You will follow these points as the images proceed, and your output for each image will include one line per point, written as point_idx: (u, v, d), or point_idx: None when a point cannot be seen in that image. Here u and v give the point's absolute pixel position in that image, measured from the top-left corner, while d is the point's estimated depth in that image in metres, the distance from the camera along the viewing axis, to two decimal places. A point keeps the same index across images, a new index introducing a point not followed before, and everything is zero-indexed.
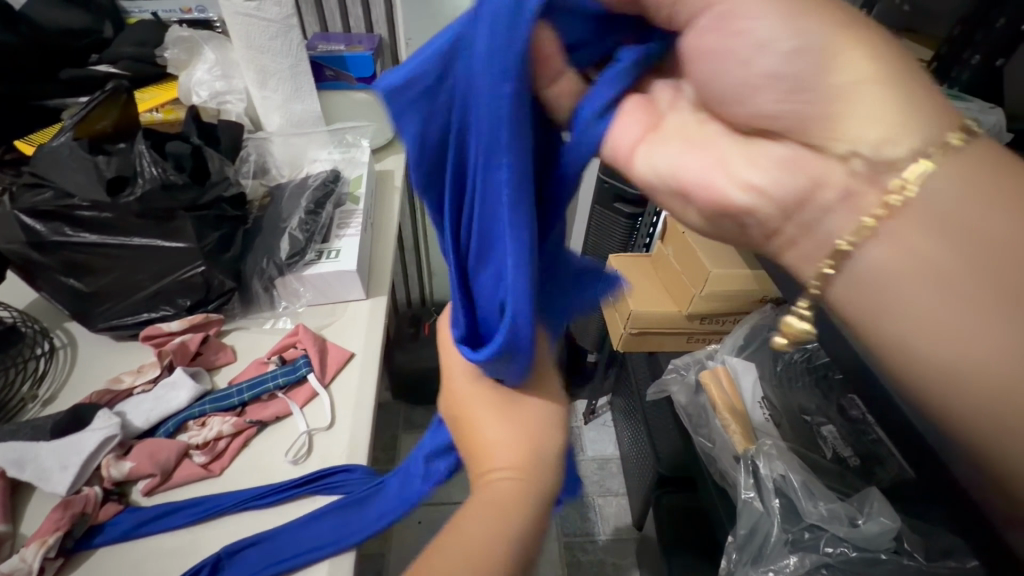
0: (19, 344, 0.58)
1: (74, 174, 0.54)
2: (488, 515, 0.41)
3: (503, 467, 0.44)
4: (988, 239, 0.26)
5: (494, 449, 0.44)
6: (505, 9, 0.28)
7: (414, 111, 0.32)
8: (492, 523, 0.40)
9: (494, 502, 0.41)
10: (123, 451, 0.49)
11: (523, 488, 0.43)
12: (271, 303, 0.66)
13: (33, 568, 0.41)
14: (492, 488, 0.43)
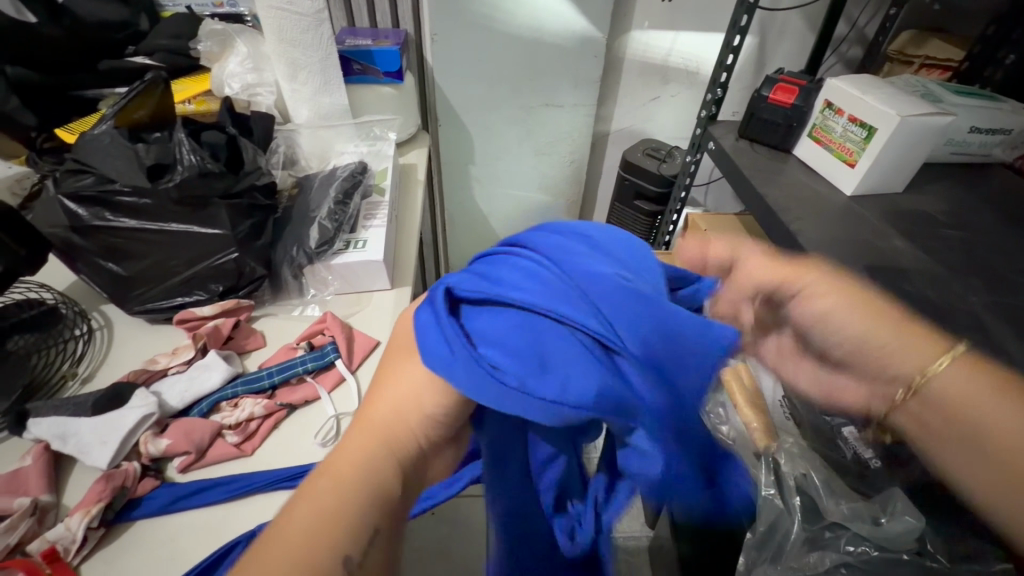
0: (60, 324, 0.60)
1: (115, 161, 0.55)
2: (335, 484, 0.34)
3: (378, 423, 0.37)
4: (1002, 441, 0.33)
5: (386, 412, 0.37)
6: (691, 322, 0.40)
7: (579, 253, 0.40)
8: (327, 492, 0.34)
9: (350, 467, 0.35)
10: (159, 429, 0.51)
11: (388, 445, 0.37)
12: (299, 290, 0.68)
13: (77, 536, 0.43)
14: (355, 441, 0.36)
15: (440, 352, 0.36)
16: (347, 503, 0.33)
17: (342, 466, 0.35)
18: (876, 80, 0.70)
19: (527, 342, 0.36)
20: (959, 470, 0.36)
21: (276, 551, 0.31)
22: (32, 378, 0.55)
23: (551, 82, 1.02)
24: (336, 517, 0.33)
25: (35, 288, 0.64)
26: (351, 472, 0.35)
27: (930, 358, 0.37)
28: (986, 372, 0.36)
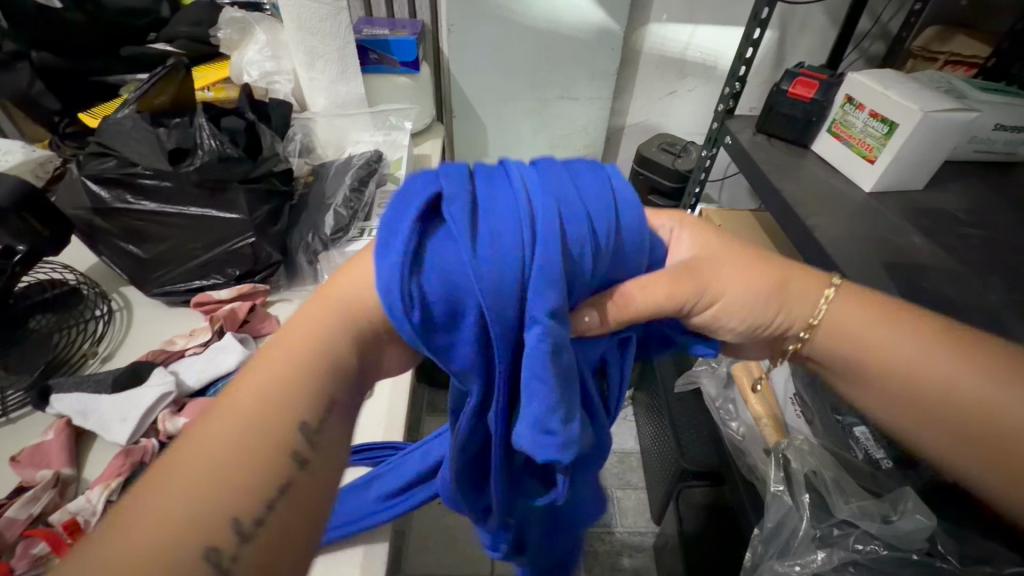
0: (81, 304, 0.61)
1: (137, 144, 0.56)
2: (286, 355, 0.31)
3: (339, 301, 0.33)
4: (919, 377, 0.37)
5: (349, 289, 0.34)
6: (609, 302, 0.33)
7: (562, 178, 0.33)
8: (278, 363, 0.31)
9: (303, 340, 0.32)
10: (177, 408, 0.52)
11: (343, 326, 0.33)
12: (314, 276, 0.68)
13: (97, 508, 0.44)
14: (308, 316, 0.33)
15: (391, 244, 0.30)
16: (301, 374, 0.31)
17: (263, 372, 0.31)
18: (898, 75, 0.69)
19: (456, 284, 0.30)
20: (874, 407, 0.40)
21: (227, 418, 0.29)
22: (54, 356, 0.56)
23: (567, 75, 1.02)
24: (289, 388, 0.30)
25: (57, 268, 0.66)
26: (298, 355, 0.32)
27: (818, 293, 0.40)
28: (878, 304, 0.40)
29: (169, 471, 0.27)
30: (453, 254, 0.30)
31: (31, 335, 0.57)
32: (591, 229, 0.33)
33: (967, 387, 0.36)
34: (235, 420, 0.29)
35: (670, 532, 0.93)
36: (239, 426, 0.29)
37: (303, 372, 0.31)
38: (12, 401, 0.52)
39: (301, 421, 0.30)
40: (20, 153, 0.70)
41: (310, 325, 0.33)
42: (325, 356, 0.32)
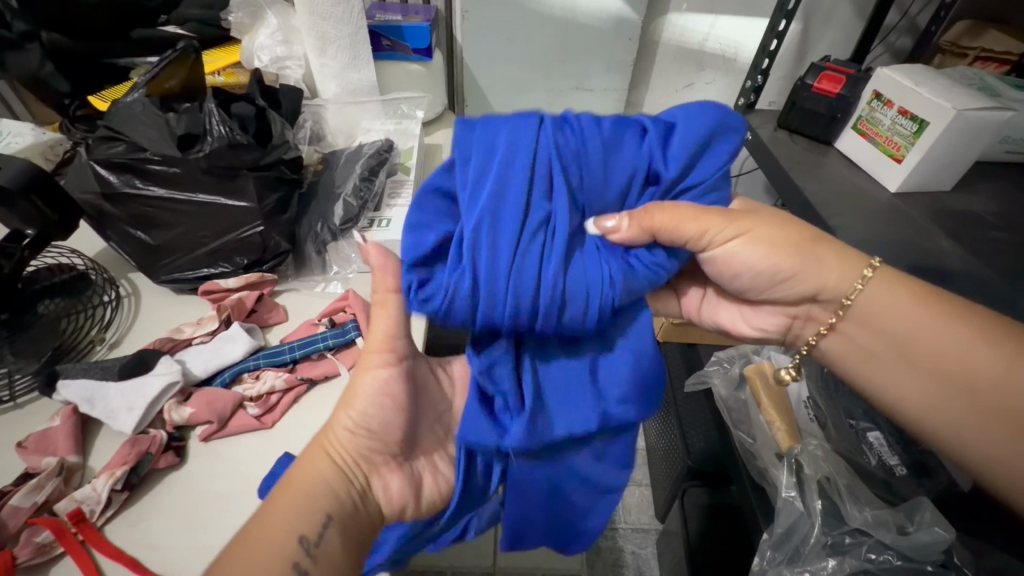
0: (90, 289, 0.61)
1: (145, 128, 0.55)
2: (294, 494, 0.38)
3: (332, 447, 0.41)
4: (944, 367, 0.40)
5: (335, 439, 0.41)
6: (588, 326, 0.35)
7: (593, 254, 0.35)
8: (287, 500, 0.38)
9: (306, 480, 0.39)
10: (183, 398, 0.52)
11: (333, 468, 0.40)
12: (322, 267, 0.67)
13: (102, 498, 0.43)
14: (314, 457, 0.40)
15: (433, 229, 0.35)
16: (306, 507, 0.38)
17: (281, 498, 0.38)
18: (929, 71, 0.67)
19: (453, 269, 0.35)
20: (895, 386, 0.43)
21: (247, 550, 0.35)
22: (62, 342, 0.56)
23: (583, 64, 0.99)
24: (296, 516, 0.37)
25: (66, 253, 0.65)
26: (303, 484, 0.39)
27: (856, 274, 0.43)
28: (912, 289, 0.43)
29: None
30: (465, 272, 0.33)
31: (41, 319, 0.57)
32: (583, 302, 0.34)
33: (981, 359, 0.39)
34: (254, 542, 0.35)
35: (673, 529, 0.92)
36: (254, 545, 0.35)
37: (306, 496, 0.38)
38: (20, 386, 0.52)
39: (305, 524, 0.37)
40: (29, 136, 0.70)
41: (317, 460, 0.40)
42: (321, 486, 0.39)
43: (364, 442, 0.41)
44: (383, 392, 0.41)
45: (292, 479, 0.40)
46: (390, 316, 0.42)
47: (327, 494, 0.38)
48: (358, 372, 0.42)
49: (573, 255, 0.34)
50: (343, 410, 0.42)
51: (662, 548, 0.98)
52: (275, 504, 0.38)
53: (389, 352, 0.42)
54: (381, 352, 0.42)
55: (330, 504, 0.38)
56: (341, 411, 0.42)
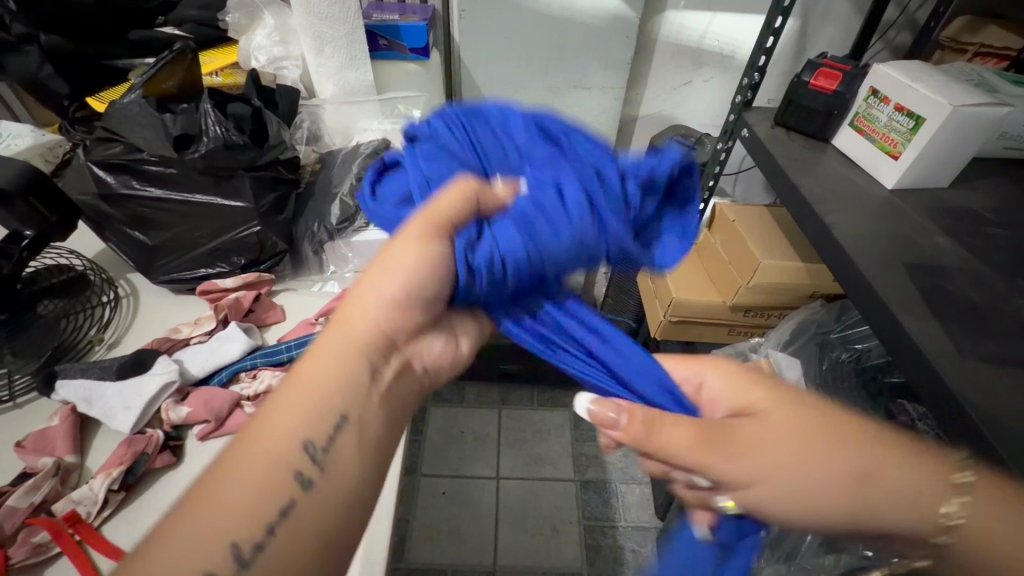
0: (89, 290, 0.61)
1: (142, 129, 0.56)
2: (316, 374, 0.36)
3: (356, 328, 0.38)
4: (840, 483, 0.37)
5: (361, 308, 0.38)
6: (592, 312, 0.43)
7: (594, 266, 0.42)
8: (291, 389, 0.35)
9: (326, 363, 0.36)
10: (181, 397, 0.52)
11: (352, 346, 0.37)
12: (319, 266, 0.68)
13: (98, 498, 0.44)
14: (333, 336, 0.37)
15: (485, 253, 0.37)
16: (326, 384, 0.36)
17: (301, 376, 0.36)
18: (926, 67, 0.67)
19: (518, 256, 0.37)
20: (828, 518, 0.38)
21: (261, 441, 0.33)
22: (61, 342, 0.56)
23: (580, 63, 0.99)
24: (305, 412, 0.34)
25: (65, 254, 0.66)
26: (324, 368, 0.36)
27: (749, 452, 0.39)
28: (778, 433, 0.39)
29: (213, 476, 0.32)
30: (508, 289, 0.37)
31: (40, 320, 0.57)
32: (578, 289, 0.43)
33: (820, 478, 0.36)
34: (266, 437, 0.33)
35: (673, 527, 0.92)
36: (265, 446, 0.33)
37: (327, 384, 0.35)
38: (19, 385, 0.53)
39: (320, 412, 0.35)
40: (29, 137, 0.70)
41: (347, 339, 0.37)
42: (345, 373, 0.36)
43: (391, 314, 0.38)
44: (412, 255, 0.37)
45: (310, 357, 0.37)
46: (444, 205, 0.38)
47: (351, 380, 0.36)
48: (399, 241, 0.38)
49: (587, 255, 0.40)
50: (382, 280, 0.38)
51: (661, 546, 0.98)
52: (294, 389, 0.35)
53: (437, 229, 0.37)
54: (427, 224, 0.38)
55: (353, 378, 0.36)
56: (380, 280, 0.38)
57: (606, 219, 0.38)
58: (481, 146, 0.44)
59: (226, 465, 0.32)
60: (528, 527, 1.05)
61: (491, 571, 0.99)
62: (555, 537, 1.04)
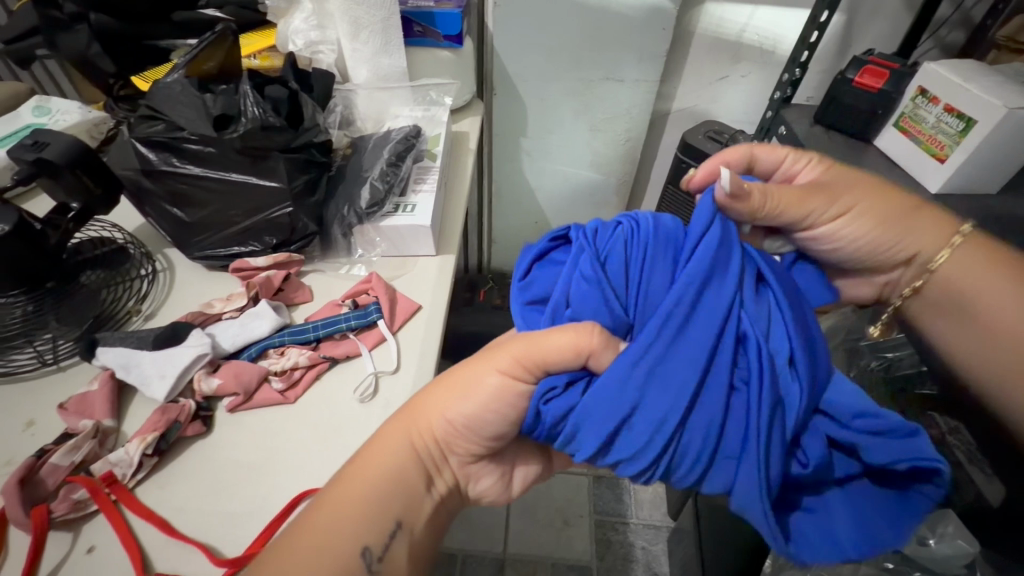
0: (129, 263, 0.64)
1: (184, 108, 0.57)
2: (375, 470, 0.41)
3: (418, 430, 0.43)
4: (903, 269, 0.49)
5: (429, 413, 0.43)
6: (769, 426, 0.35)
7: (742, 417, 0.36)
8: (358, 481, 0.40)
9: (384, 461, 0.41)
10: (212, 368, 0.54)
11: (417, 457, 0.43)
12: (347, 249, 0.69)
13: (133, 461, 0.45)
14: (410, 436, 0.43)
15: (561, 395, 0.38)
16: (384, 484, 0.41)
17: (363, 469, 0.41)
18: (981, 67, 0.64)
19: (600, 408, 0.36)
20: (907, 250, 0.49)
21: (326, 521, 0.39)
22: (102, 311, 0.58)
23: (615, 54, 0.98)
24: (369, 512, 0.40)
25: (107, 227, 0.68)
26: (384, 465, 0.41)
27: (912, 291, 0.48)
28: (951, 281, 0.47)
29: (287, 542, 0.38)
30: (603, 419, 0.36)
31: (83, 288, 0.60)
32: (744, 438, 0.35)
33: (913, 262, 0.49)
34: (333, 525, 0.39)
35: (686, 527, 0.92)
36: (329, 528, 0.39)
37: (391, 487, 0.41)
38: (64, 350, 0.55)
39: (382, 513, 0.40)
40: (77, 113, 0.73)
41: (411, 446, 0.43)
42: (405, 483, 0.42)
43: (460, 440, 0.43)
44: (492, 389, 0.41)
45: (374, 446, 0.42)
46: (557, 340, 0.38)
47: (407, 491, 0.42)
48: (481, 369, 0.42)
49: (720, 404, 0.36)
50: (454, 402, 0.42)
51: (672, 545, 0.98)
52: (360, 477, 0.41)
53: (522, 369, 0.40)
54: (517, 357, 0.40)
55: (410, 488, 0.42)
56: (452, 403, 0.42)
57: (737, 404, 0.36)
58: (641, 278, 0.39)
59: (292, 536, 0.38)
60: (539, 518, 1.06)
61: (501, 559, 1.00)
62: (565, 529, 1.05)
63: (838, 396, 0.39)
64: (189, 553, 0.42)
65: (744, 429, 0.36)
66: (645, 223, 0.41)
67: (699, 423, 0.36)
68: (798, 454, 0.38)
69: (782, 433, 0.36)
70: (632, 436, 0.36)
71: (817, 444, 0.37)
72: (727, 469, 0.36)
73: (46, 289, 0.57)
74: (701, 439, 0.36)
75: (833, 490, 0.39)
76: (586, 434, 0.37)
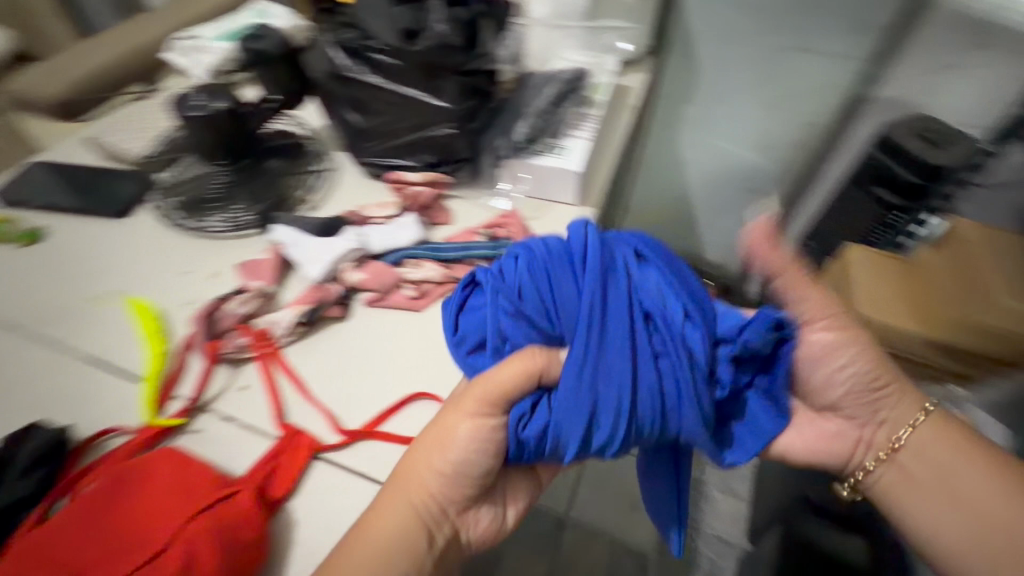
0: (306, 157, 0.70)
1: (377, 19, 0.60)
2: (375, 531, 0.39)
3: (406, 483, 0.41)
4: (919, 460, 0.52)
5: (416, 467, 0.41)
6: (704, 372, 0.40)
7: (673, 378, 0.40)
8: (366, 547, 0.38)
9: (385, 523, 0.39)
10: (359, 261, 0.58)
11: (420, 508, 0.41)
12: (490, 181, 0.69)
13: (288, 325, 0.52)
14: (407, 486, 0.41)
15: (529, 416, 0.40)
16: (387, 538, 0.39)
17: (361, 527, 0.39)
18: None
19: (567, 415, 0.39)
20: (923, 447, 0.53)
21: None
22: (279, 195, 0.66)
23: (819, 21, 0.86)
24: (379, 560, 0.38)
25: (295, 120, 0.75)
26: (386, 521, 0.40)
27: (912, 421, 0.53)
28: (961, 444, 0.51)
29: None
30: (573, 412, 0.38)
31: (268, 171, 0.67)
32: (690, 405, 0.40)
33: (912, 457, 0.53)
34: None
35: (765, 554, 0.85)
36: None
37: (394, 540, 0.39)
38: (244, 220, 0.63)
39: (390, 561, 0.38)
40: (287, 18, 0.81)
41: (403, 495, 0.41)
42: (407, 536, 0.39)
43: (450, 484, 0.41)
44: (462, 433, 0.41)
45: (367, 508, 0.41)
46: (510, 372, 0.40)
47: (411, 541, 0.39)
48: (446, 419, 0.42)
49: (654, 376, 0.39)
50: (436, 455, 0.41)
51: (743, 566, 0.92)
52: (362, 534, 0.39)
53: (488, 405, 0.40)
54: (479, 400, 0.40)
55: (412, 539, 0.40)
56: (434, 457, 0.41)
57: (668, 369, 0.40)
58: (557, 302, 0.41)
59: None
60: (607, 494, 1.05)
61: (562, 520, 1.02)
62: (631, 513, 1.03)
63: (727, 321, 0.44)
64: (315, 416, 0.48)
65: (677, 390, 0.40)
66: (537, 248, 0.43)
67: (647, 391, 0.39)
68: (729, 351, 0.43)
69: (700, 370, 0.40)
70: (595, 422, 0.39)
71: (727, 367, 0.43)
72: (693, 427, 0.40)
73: (242, 164, 0.66)
74: (647, 404, 0.39)
75: (754, 409, 0.46)
76: (569, 433, 0.39)
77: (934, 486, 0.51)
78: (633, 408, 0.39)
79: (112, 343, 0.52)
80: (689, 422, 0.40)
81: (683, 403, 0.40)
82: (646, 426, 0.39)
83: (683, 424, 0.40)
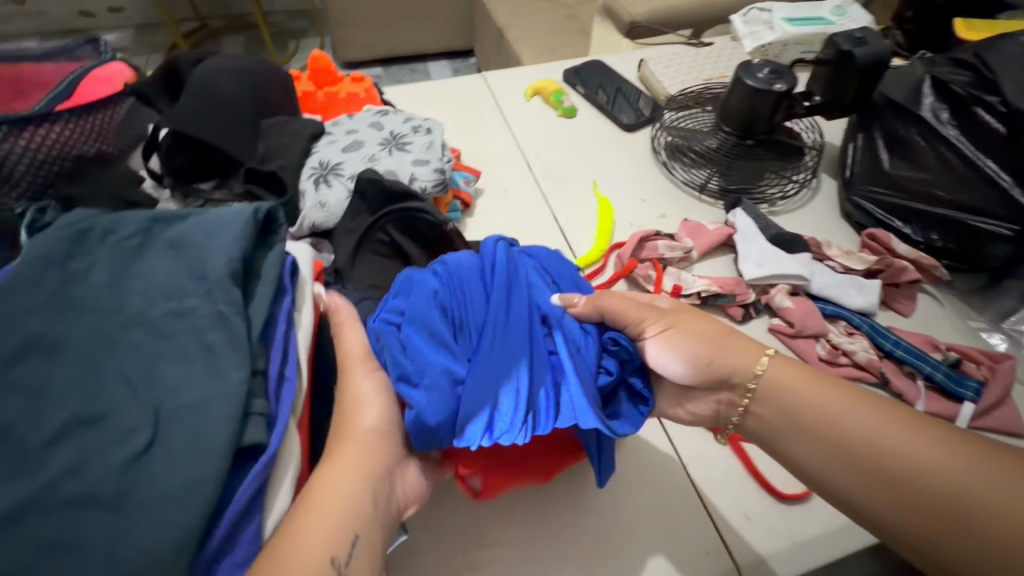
0: (798, 164, 0.67)
1: (1016, 68, 0.50)
2: (328, 481, 0.30)
3: (353, 438, 0.33)
4: (875, 459, 0.34)
5: (356, 421, 0.33)
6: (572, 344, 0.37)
7: (518, 334, 0.35)
8: (325, 500, 0.29)
9: (331, 483, 0.30)
10: (792, 290, 0.54)
11: (368, 469, 0.31)
12: (992, 312, 0.57)
13: (690, 289, 0.55)
14: (340, 445, 0.32)
15: (423, 403, 0.33)
16: (341, 484, 0.30)
17: (323, 478, 0.30)
18: None
19: (447, 398, 0.33)
20: (815, 400, 0.36)
21: (303, 523, 0.28)
22: (751, 184, 0.66)
23: None
24: (340, 518, 0.29)
25: (811, 124, 0.72)
26: (341, 467, 0.31)
27: (753, 360, 0.39)
28: (833, 382, 0.37)
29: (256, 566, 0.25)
30: (461, 392, 0.33)
31: (757, 159, 0.67)
32: (528, 375, 0.34)
33: (916, 452, 0.33)
34: (303, 536, 0.27)
35: None
36: (307, 541, 0.27)
37: (354, 486, 0.30)
38: (709, 189, 0.67)
39: (355, 509, 0.30)
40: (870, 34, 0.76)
41: (357, 440, 0.33)
42: (368, 479, 0.31)
43: (388, 445, 0.34)
44: (370, 389, 0.35)
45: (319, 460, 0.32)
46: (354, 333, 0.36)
47: (369, 488, 0.31)
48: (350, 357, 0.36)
49: (507, 342, 0.35)
50: (366, 412, 0.34)
51: None
52: (316, 487, 0.30)
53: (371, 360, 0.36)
54: (358, 359, 0.36)
55: (364, 493, 0.31)
56: (365, 414, 0.34)
57: (521, 335, 0.35)
58: (454, 290, 0.37)
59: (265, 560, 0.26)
60: None
61: None
62: None
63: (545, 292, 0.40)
64: None
65: (526, 351, 0.35)
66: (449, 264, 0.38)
67: (509, 353, 0.35)
68: (614, 359, 0.39)
69: (564, 337, 0.37)
70: (474, 404, 0.33)
71: (584, 330, 0.38)
72: (531, 380, 0.34)
73: (745, 143, 0.67)
74: (536, 385, 0.34)
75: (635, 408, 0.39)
76: (467, 416, 0.33)
77: (832, 453, 0.35)
78: (491, 375, 0.34)
79: (573, 216, 0.65)
80: (539, 382, 0.34)
81: (532, 369, 0.35)
82: (478, 394, 0.33)
83: (515, 386, 0.34)
